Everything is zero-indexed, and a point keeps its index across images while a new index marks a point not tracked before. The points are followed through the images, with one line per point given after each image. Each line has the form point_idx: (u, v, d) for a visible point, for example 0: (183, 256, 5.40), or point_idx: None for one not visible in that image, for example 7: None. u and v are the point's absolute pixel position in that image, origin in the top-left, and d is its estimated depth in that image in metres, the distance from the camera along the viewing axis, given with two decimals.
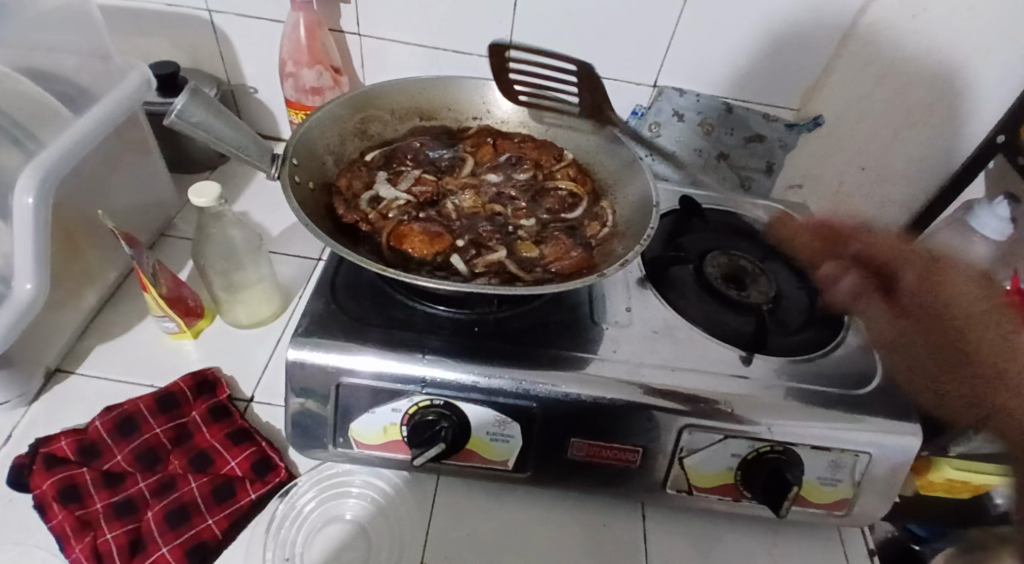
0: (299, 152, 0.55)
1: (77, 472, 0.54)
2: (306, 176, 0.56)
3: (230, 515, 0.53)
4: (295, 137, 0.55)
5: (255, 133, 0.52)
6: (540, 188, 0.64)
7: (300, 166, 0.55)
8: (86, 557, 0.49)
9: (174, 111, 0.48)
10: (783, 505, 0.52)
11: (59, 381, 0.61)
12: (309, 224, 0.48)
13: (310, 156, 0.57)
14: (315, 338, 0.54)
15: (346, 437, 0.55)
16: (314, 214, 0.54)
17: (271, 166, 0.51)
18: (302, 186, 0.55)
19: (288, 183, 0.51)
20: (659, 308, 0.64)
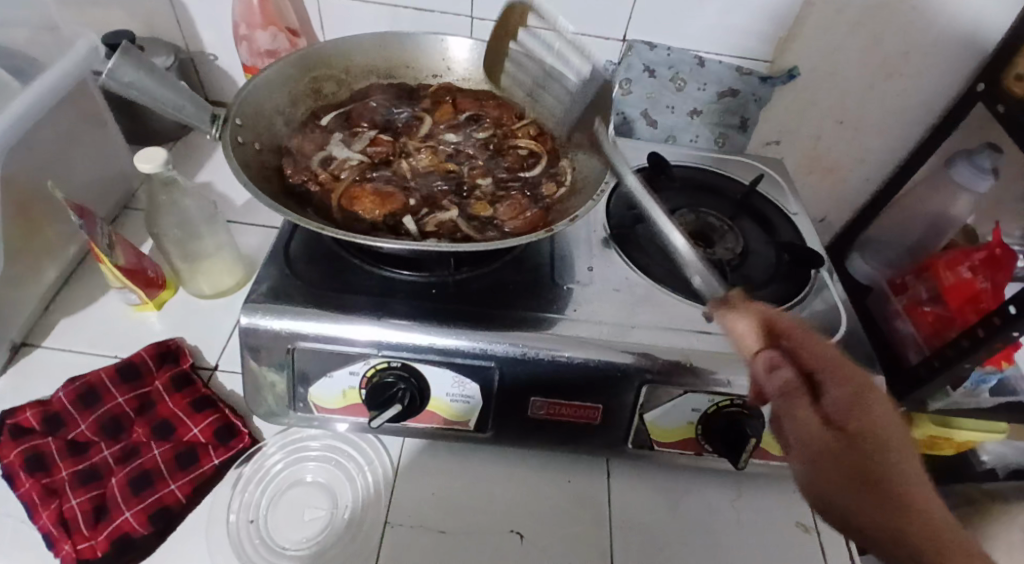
0: (244, 112, 0.55)
1: (43, 442, 0.54)
2: (252, 136, 0.55)
3: (193, 480, 0.53)
4: (239, 97, 0.54)
5: (194, 91, 0.51)
6: (500, 146, 0.64)
7: (245, 127, 0.55)
8: (52, 523, 0.50)
9: (105, 72, 0.48)
10: (743, 454, 0.54)
11: (25, 355, 0.61)
12: (249, 184, 0.47)
13: (258, 117, 0.57)
14: (268, 303, 0.53)
15: (306, 402, 0.56)
16: (260, 176, 0.53)
17: (211, 127, 0.51)
18: (248, 148, 0.54)
19: (229, 143, 0.50)
20: (622, 267, 0.63)
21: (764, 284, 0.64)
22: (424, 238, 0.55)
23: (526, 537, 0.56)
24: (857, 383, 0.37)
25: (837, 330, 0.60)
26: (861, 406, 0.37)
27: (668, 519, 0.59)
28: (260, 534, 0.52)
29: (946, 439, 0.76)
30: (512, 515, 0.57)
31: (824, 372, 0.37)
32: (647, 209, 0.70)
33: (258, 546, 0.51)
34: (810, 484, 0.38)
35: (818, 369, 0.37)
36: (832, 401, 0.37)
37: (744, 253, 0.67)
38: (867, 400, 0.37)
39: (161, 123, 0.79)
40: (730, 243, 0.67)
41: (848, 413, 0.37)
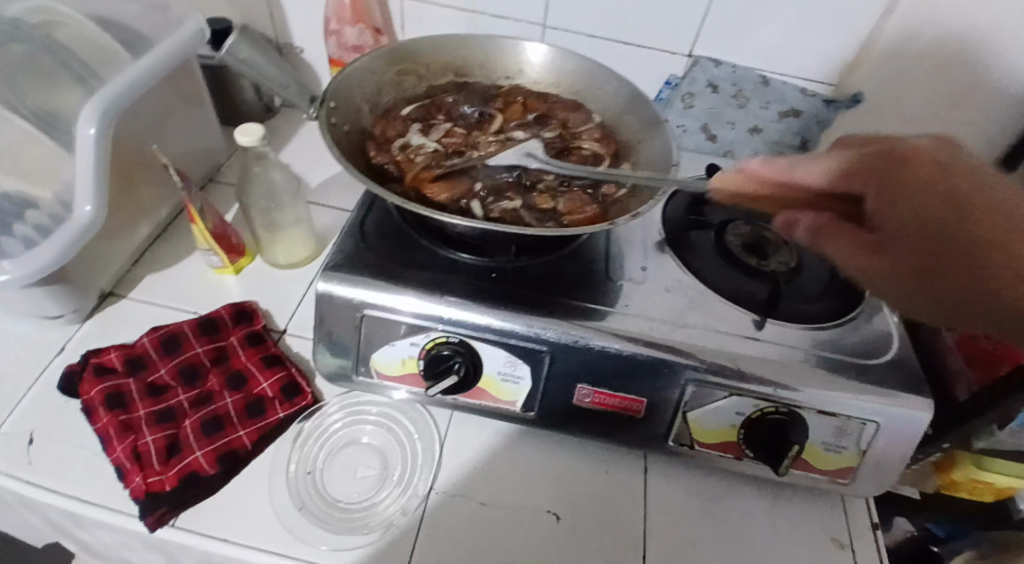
0: (337, 96, 0.60)
1: (124, 381, 0.59)
2: (343, 119, 0.61)
3: (259, 429, 0.57)
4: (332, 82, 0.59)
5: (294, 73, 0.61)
6: (566, 146, 0.66)
7: (335, 109, 0.59)
8: (126, 456, 0.54)
9: (225, 48, 0.58)
10: (784, 463, 0.55)
11: (111, 303, 0.66)
12: (342, 159, 0.52)
13: (348, 102, 0.62)
14: (342, 271, 0.57)
15: (368, 366, 0.59)
16: (349, 154, 0.58)
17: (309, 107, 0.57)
18: (337, 128, 0.59)
19: (324, 123, 0.56)
20: (675, 269, 0.65)
21: (815, 300, 0.65)
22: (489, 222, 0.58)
23: (563, 519, 0.58)
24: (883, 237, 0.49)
25: (887, 350, 0.61)
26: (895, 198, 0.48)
27: (701, 520, 0.60)
28: (315, 485, 0.55)
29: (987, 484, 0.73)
30: (550, 497, 0.59)
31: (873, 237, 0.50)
32: (703, 217, 0.72)
33: (313, 496, 0.55)
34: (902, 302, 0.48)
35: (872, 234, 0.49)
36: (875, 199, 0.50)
37: (797, 267, 0.68)
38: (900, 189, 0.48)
39: (250, 105, 0.85)
40: (783, 257, 0.68)
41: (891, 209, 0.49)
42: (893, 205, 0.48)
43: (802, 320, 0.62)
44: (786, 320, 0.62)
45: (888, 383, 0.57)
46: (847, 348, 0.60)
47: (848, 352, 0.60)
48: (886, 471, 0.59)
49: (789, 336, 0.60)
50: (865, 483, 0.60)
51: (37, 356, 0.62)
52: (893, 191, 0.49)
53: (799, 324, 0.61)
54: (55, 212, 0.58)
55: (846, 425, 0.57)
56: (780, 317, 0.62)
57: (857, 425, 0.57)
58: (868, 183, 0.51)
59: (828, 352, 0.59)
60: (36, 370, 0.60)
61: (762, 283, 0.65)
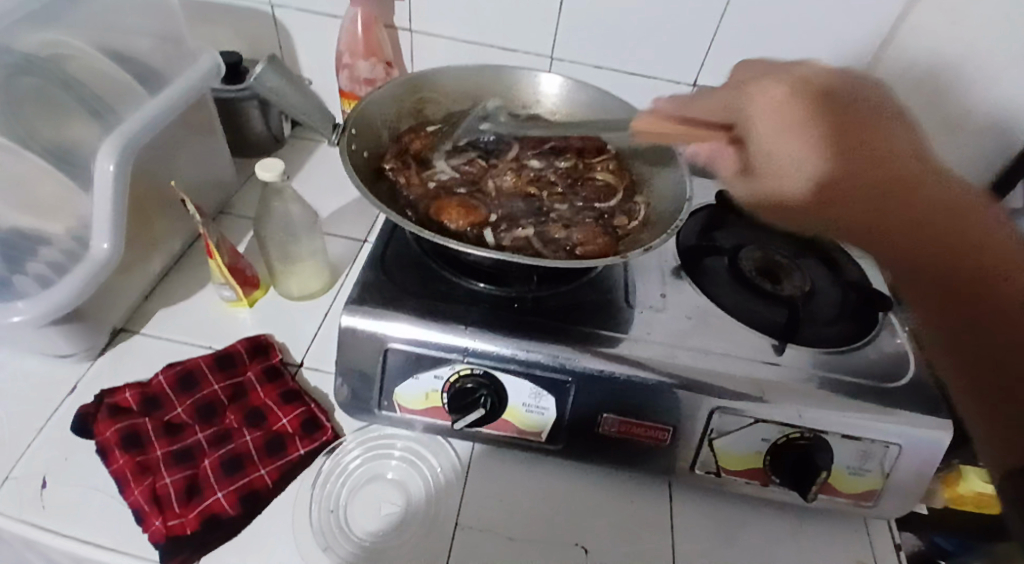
0: (357, 124, 0.61)
1: (140, 421, 0.58)
2: (362, 145, 0.62)
3: (280, 466, 0.56)
4: (356, 110, 0.61)
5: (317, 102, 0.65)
6: (579, 176, 0.67)
7: (357, 134, 0.61)
8: (145, 499, 0.52)
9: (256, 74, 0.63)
10: (812, 488, 0.55)
11: (123, 339, 0.65)
12: (359, 184, 0.52)
13: (367, 128, 0.63)
14: (365, 305, 0.57)
15: (390, 401, 0.58)
16: (365, 178, 0.60)
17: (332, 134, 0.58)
18: (357, 153, 0.60)
19: (344, 149, 0.57)
20: (692, 295, 0.66)
21: (830, 324, 0.66)
22: (500, 250, 0.58)
23: (590, 551, 0.57)
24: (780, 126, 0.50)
25: (906, 372, 0.61)
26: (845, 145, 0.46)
27: (727, 547, 0.60)
28: (339, 524, 0.54)
29: (991, 496, 0.70)
30: (576, 529, 0.59)
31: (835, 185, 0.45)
32: (716, 242, 0.72)
33: (337, 535, 0.54)
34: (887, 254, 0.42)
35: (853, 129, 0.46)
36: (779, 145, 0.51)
37: (811, 291, 0.68)
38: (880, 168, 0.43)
39: (259, 137, 0.85)
40: (797, 282, 0.69)
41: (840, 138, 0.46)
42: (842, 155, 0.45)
43: (820, 345, 0.62)
44: (804, 343, 0.62)
45: (909, 405, 0.58)
46: (867, 372, 0.61)
47: (867, 375, 0.61)
48: (910, 495, 0.59)
49: (810, 361, 0.60)
50: (890, 506, 0.60)
51: (47, 394, 0.60)
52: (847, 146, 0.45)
53: (818, 350, 0.62)
54: (73, 249, 0.58)
55: (870, 449, 0.57)
56: (798, 342, 0.62)
57: (881, 448, 0.57)
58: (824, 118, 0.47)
59: (849, 376, 0.60)
60: (47, 411, 0.59)
61: (778, 308, 0.65)
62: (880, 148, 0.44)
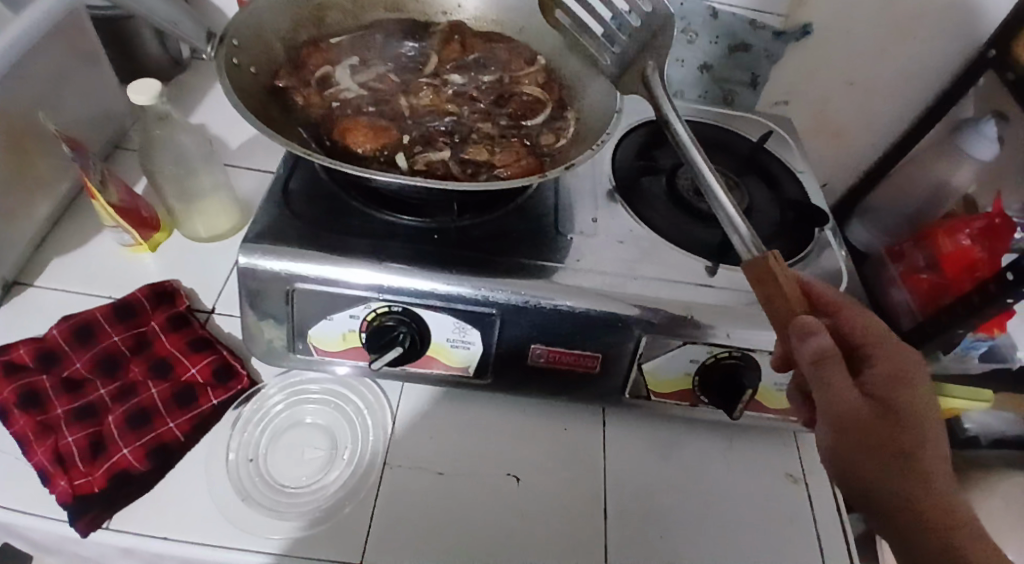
0: (241, 33, 0.54)
1: (37, 378, 0.54)
2: (248, 60, 0.55)
3: (191, 418, 0.54)
4: (237, 16, 0.54)
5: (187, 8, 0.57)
6: (505, 92, 0.62)
7: (241, 49, 0.54)
8: (48, 459, 0.50)
9: None
10: (738, 405, 0.55)
11: (18, 292, 0.60)
12: (236, 104, 0.46)
13: (256, 40, 0.56)
14: (267, 243, 0.53)
15: (306, 344, 0.56)
16: (254, 99, 0.53)
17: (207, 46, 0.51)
18: (242, 71, 0.53)
19: (224, 64, 0.50)
20: (628, 219, 0.62)
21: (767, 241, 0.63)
22: (413, 175, 0.52)
23: (523, 481, 0.57)
24: (894, 356, 0.39)
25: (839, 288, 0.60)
26: (905, 383, 0.38)
27: (660, 467, 0.60)
28: (259, 472, 0.53)
29: None
30: (508, 459, 0.58)
31: (869, 348, 0.40)
32: (654, 162, 0.69)
33: (258, 483, 0.52)
34: (837, 458, 0.39)
35: (860, 343, 0.41)
36: (875, 374, 0.39)
37: (749, 210, 0.66)
38: (908, 376, 0.39)
39: (154, 59, 0.77)
40: (734, 201, 0.66)
41: (887, 386, 0.38)
42: (910, 461, 0.37)
43: None
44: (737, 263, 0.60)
45: None
46: None
47: None
48: None
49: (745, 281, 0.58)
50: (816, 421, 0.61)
51: None
52: (910, 441, 0.37)
53: None
54: None
55: None
56: (732, 262, 0.60)
57: None
58: (877, 356, 0.40)
59: None
60: None
61: (715, 228, 0.63)
62: (911, 435, 0.37)
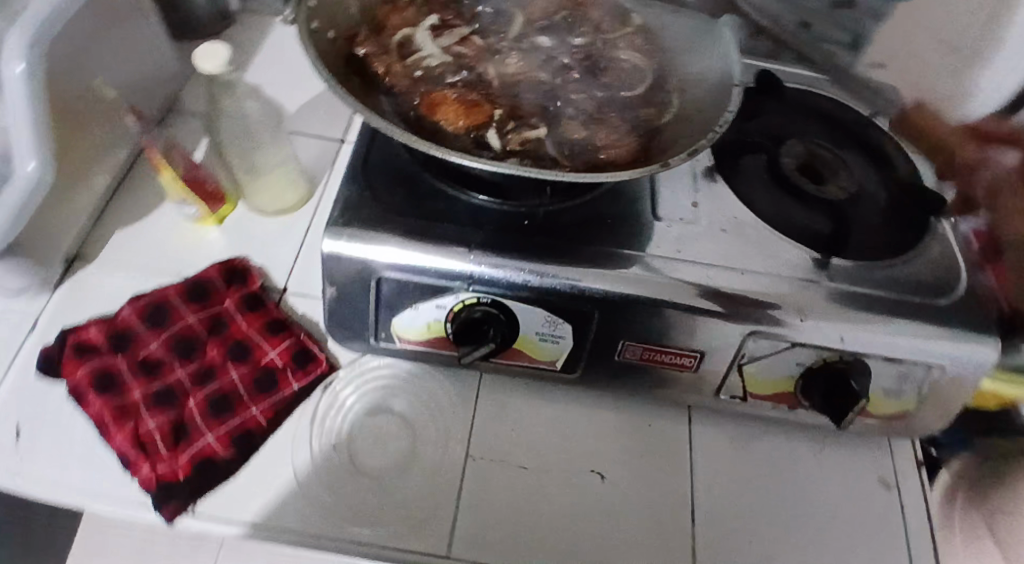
0: None
1: (111, 360, 0.52)
2: (327, 23, 0.49)
3: (274, 403, 0.52)
4: None
5: None
6: (599, 58, 0.55)
7: (318, 10, 0.48)
8: (130, 444, 0.48)
9: None
10: (847, 414, 0.51)
11: (80, 268, 0.57)
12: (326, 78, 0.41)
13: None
14: (351, 227, 0.49)
15: (388, 332, 0.53)
16: (334, 66, 0.47)
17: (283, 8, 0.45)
18: (320, 35, 0.47)
19: (305, 31, 0.45)
20: (729, 203, 0.57)
21: (873, 229, 0.59)
22: (507, 156, 0.47)
23: (607, 477, 0.55)
24: None
25: (957, 286, 0.55)
26: None
27: (748, 469, 0.58)
28: (343, 461, 0.52)
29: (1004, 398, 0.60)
30: (591, 454, 0.56)
31: None
32: (755, 136, 0.63)
33: (342, 473, 0.51)
34: None
35: None
36: None
37: (856, 194, 0.60)
38: None
39: (203, 10, 0.72)
40: (842, 182, 0.61)
41: None
42: None
43: (867, 259, 0.56)
44: (848, 258, 0.56)
45: (960, 323, 0.52)
46: (919, 289, 0.54)
47: (923, 293, 0.54)
48: (944, 415, 0.56)
49: (857, 278, 0.54)
50: (919, 427, 0.57)
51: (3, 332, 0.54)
52: None
53: (866, 265, 0.55)
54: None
55: (910, 371, 0.53)
56: (842, 256, 0.56)
57: (922, 370, 0.53)
58: None
59: (899, 294, 0.54)
60: (7, 350, 0.53)
61: (822, 214, 0.58)
62: None
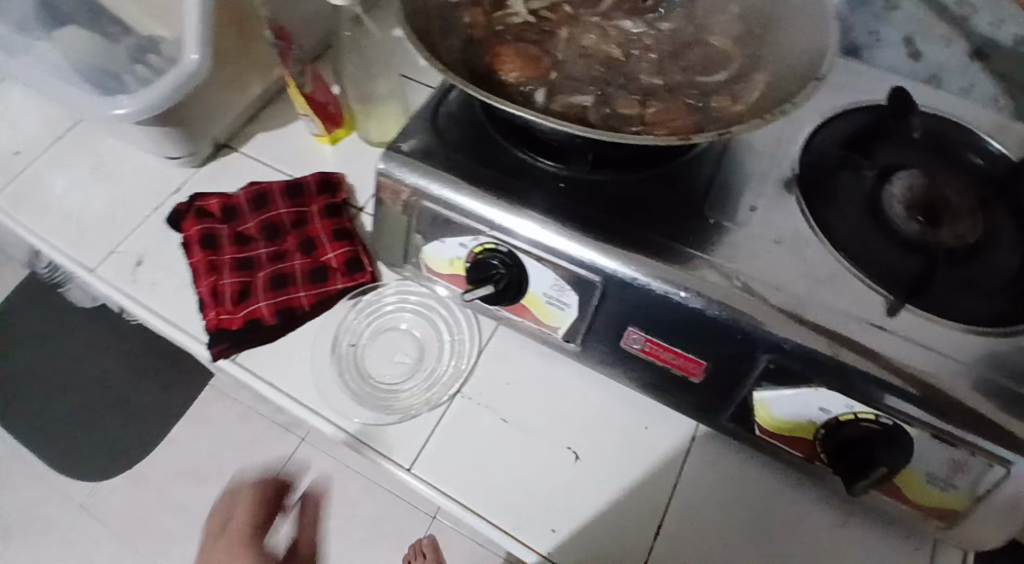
0: None
1: (217, 226, 0.64)
2: None
3: (317, 295, 0.60)
4: None
5: None
6: (686, 43, 0.54)
7: None
8: (208, 292, 0.60)
9: None
10: (860, 486, 0.44)
11: (224, 154, 0.71)
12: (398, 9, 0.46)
13: None
14: (403, 155, 0.54)
15: (419, 259, 0.58)
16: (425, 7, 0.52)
17: None
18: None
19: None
20: (799, 218, 0.51)
21: (983, 290, 0.48)
22: (545, 112, 0.48)
23: (582, 461, 0.54)
24: None
25: None
26: None
27: (741, 508, 0.53)
28: (355, 357, 0.58)
29: None
30: (576, 434, 0.55)
31: None
32: (864, 157, 0.54)
33: (350, 368, 0.57)
34: None
35: None
36: None
37: (978, 247, 0.50)
38: None
39: None
40: (960, 228, 0.50)
41: None
42: None
43: (951, 317, 0.46)
44: (928, 309, 0.47)
45: None
46: (1009, 368, 0.44)
47: (1013, 374, 0.44)
48: (1005, 530, 0.46)
49: (926, 334, 0.45)
50: (966, 533, 0.48)
51: (156, 190, 0.68)
52: None
53: (947, 323, 0.46)
54: (172, 57, 0.64)
55: (966, 462, 0.44)
56: (922, 305, 0.47)
57: (981, 464, 0.43)
58: None
59: (977, 367, 0.44)
60: (155, 202, 0.67)
61: (915, 257, 0.49)
62: None
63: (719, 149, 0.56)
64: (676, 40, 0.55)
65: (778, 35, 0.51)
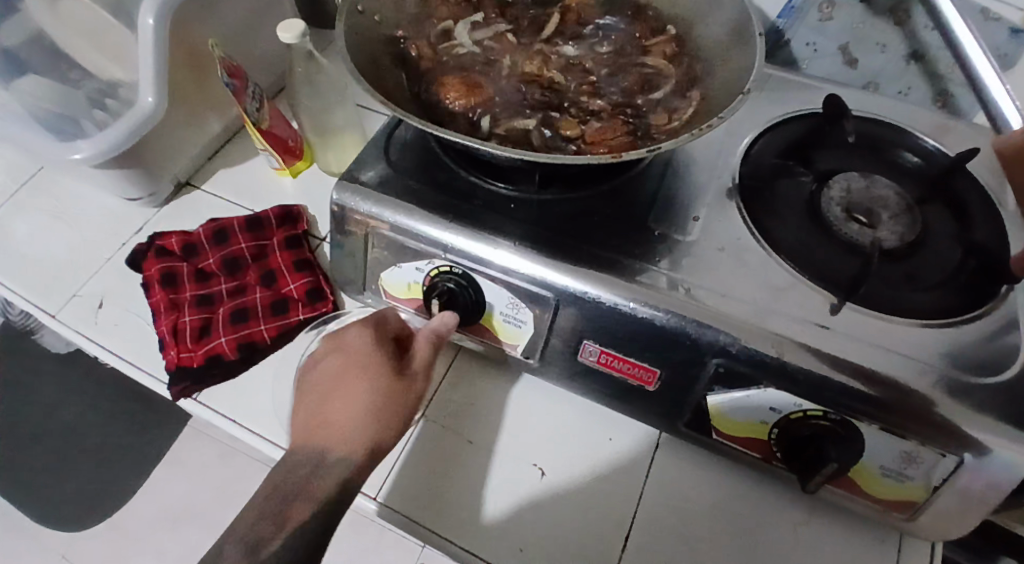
0: None
1: (178, 264, 0.65)
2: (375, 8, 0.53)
3: (280, 326, 0.61)
4: None
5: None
6: (625, 64, 0.56)
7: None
8: (168, 330, 0.60)
9: None
10: (811, 480, 0.46)
11: (186, 192, 0.72)
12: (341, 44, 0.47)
13: None
14: (355, 185, 0.55)
15: (377, 285, 0.59)
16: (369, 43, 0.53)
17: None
18: (365, 18, 0.51)
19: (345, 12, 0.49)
20: (741, 225, 0.53)
21: (920, 284, 0.50)
22: (488, 138, 0.50)
23: (547, 476, 0.54)
24: None
25: (1010, 369, 0.45)
26: None
27: (705, 513, 0.53)
28: None
29: None
30: (540, 450, 0.56)
31: None
32: (804, 162, 0.57)
33: None
34: None
35: None
36: None
37: (916, 245, 0.52)
38: None
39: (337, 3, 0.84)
40: (897, 227, 0.52)
41: None
42: None
43: (890, 312, 0.48)
44: (869, 307, 0.48)
45: (988, 410, 0.43)
46: (948, 359, 0.46)
47: (953, 364, 0.46)
48: (961, 520, 0.47)
49: (867, 331, 0.47)
50: (926, 525, 0.49)
51: (117, 232, 0.69)
52: None
53: (885, 318, 0.47)
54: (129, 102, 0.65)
55: (917, 454, 0.44)
56: (861, 303, 0.48)
57: (932, 456, 0.44)
58: None
59: (918, 360, 0.45)
60: (116, 244, 0.68)
61: (854, 255, 0.51)
62: None
63: (663, 163, 0.58)
64: (615, 61, 0.56)
65: (710, 54, 0.53)
